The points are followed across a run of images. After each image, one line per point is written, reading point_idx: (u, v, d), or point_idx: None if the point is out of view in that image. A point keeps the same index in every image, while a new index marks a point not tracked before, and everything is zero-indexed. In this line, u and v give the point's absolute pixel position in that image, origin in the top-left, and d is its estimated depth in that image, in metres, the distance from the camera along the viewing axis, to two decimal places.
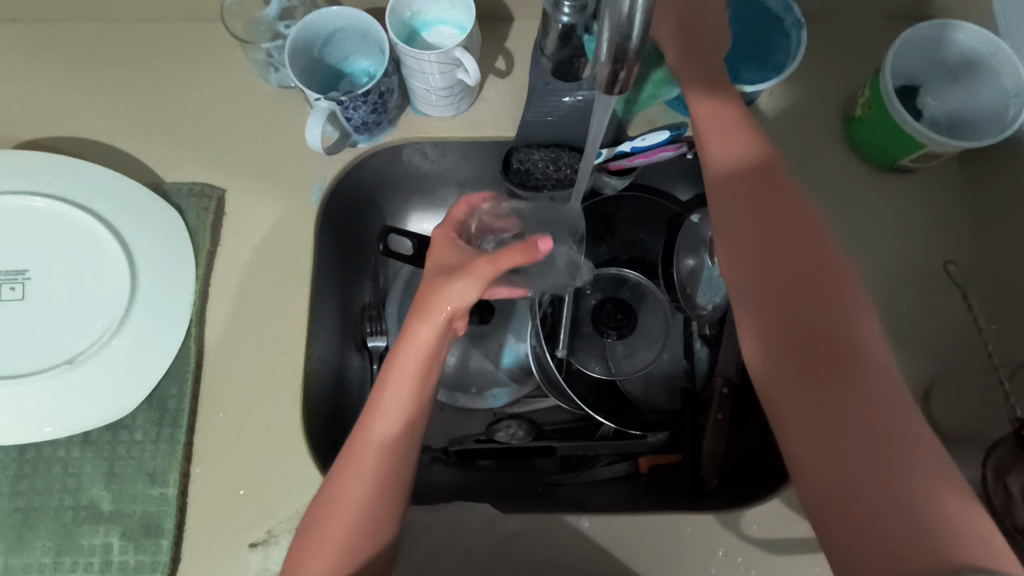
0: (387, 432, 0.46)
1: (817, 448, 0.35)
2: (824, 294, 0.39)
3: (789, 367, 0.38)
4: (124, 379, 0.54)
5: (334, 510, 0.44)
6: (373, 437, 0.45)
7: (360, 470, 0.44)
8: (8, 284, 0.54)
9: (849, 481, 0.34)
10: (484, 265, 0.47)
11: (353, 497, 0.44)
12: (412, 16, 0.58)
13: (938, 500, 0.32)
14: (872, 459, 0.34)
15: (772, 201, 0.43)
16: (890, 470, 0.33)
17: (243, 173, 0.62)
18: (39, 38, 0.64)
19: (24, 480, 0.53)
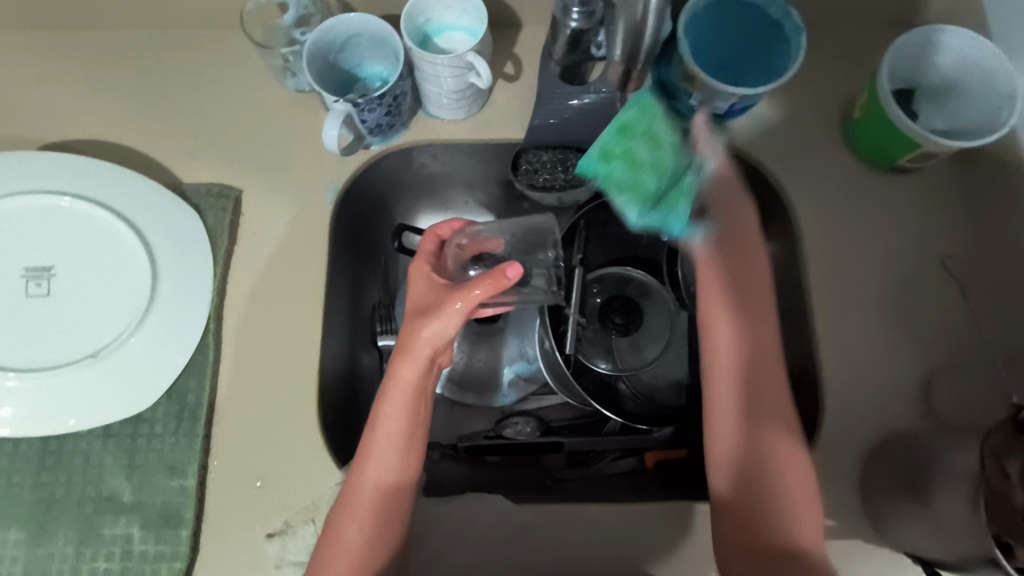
0: (386, 459, 0.49)
1: (738, 473, 0.49)
2: (772, 366, 0.51)
3: (737, 416, 0.50)
4: (145, 372, 0.55)
5: (342, 533, 0.48)
6: (372, 462, 0.49)
7: (363, 496, 0.48)
8: (33, 280, 0.55)
9: (758, 497, 0.48)
10: (455, 306, 0.48)
11: (359, 521, 0.48)
12: (426, 23, 0.60)
13: (805, 531, 0.47)
14: (769, 478, 0.48)
15: (748, 279, 0.54)
16: (779, 485, 0.48)
17: (259, 174, 0.64)
18: (61, 45, 0.66)
19: (47, 472, 0.54)
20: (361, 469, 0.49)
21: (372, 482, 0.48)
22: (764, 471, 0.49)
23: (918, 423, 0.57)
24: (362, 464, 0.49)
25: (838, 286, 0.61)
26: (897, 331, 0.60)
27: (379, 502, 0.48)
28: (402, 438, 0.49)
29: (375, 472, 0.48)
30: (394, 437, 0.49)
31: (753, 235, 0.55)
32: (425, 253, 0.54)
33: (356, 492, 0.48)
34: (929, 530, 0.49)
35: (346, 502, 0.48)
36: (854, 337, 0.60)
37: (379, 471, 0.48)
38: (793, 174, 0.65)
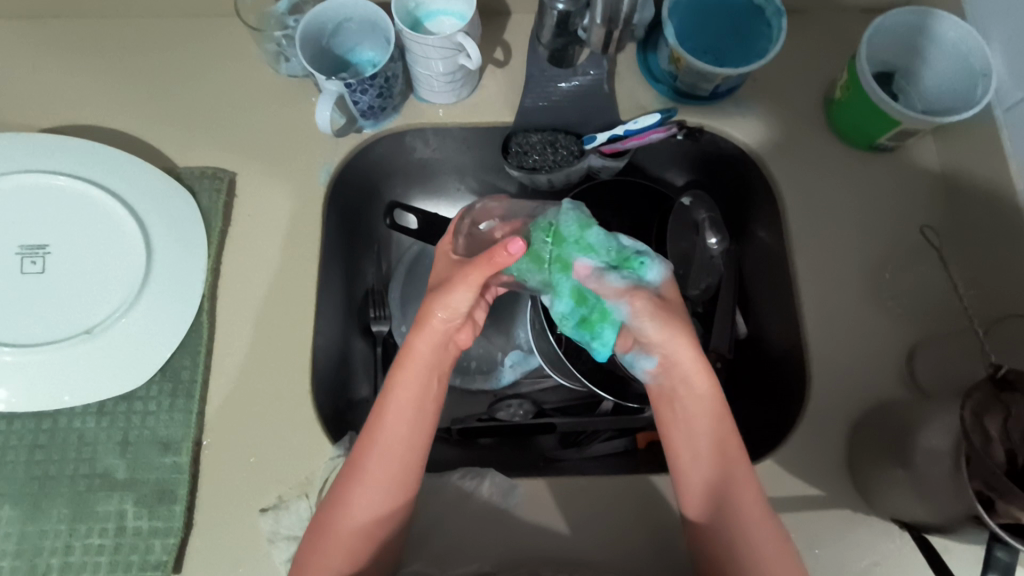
0: (396, 430, 0.52)
1: (706, 486, 0.53)
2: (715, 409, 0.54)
3: (693, 437, 0.54)
4: (140, 348, 0.56)
5: (349, 502, 0.50)
6: (382, 432, 0.51)
7: (373, 464, 0.51)
8: (28, 259, 0.56)
9: (726, 508, 0.51)
10: (465, 283, 0.52)
11: (367, 490, 0.50)
12: (416, 8, 0.61)
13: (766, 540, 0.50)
14: (734, 490, 0.52)
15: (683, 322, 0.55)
16: (739, 493, 0.52)
17: (253, 158, 0.64)
18: (57, 33, 0.67)
19: (41, 450, 0.55)
20: (360, 472, 0.50)
21: (383, 449, 0.51)
22: (729, 484, 0.52)
23: (903, 393, 0.58)
24: (371, 434, 0.51)
25: (822, 262, 0.63)
26: (880, 304, 0.61)
27: (388, 470, 0.51)
28: (413, 411, 0.52)
29: (378, 469, 0.50)
30: (403, 420, 0.52)
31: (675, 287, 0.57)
32: (443, 251, 0.59)
33: (366, 459, 0.51)
34: (910, 496, 0.50)
35: (354, 469, 0.51)
36: (838, 311, 0.61)
37: (384, 467, 0.51)
38: (777, 154, 0.66)
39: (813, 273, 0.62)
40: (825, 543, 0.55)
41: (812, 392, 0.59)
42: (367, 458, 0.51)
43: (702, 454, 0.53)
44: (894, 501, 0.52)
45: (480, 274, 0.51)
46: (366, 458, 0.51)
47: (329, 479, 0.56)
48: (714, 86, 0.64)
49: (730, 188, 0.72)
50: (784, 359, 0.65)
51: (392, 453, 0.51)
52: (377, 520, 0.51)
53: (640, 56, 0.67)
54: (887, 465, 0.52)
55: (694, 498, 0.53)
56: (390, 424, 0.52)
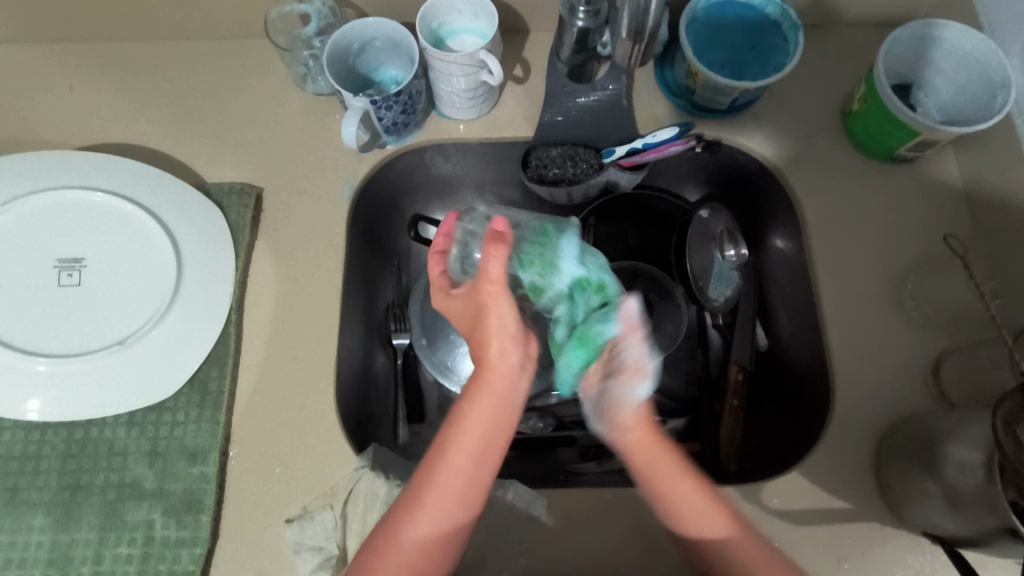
0: (459, 463, 0.47)
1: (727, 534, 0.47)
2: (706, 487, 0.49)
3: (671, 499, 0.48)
4: (170, 360, 0.57)
5: (413, 523, 0.46)
6: (446, 460, 0.46)
7: (432, 495, 0.46)
8: (65, 271, 0.58)
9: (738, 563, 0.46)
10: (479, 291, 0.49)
11: (422, 520, 0.46)
12: (439, 27, 0.63)
13: None
14: (747, 550, 0.46)
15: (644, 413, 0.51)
16: (752, 554, 0.46)
17: (279, 174, 0.66)
18: (93, 56, 0.70)
19: (73, 459, 0.56)
20: (418, 499, 0.46)
21: (442, 484, 0.46)
22: (738, 548, 0.47)
23: (928, 404, 0.57)
24: (438, 458, 0.47)
25: (844, 273, 0.63)
26: (904, 315, 0.61)
27: (450, 500, 0.46)
28: (480, 444, 0.47)
29: (436, 497, 0.46)
30: (469, 449, 0.47)
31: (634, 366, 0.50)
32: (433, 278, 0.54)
33: (428, 488, 0.46)
34: (943, 509, 0.48)
35: (412, 504, 0.46)
36: (861, 322, 0.61)
37: (439, 496, 0.46)
38: (796, 167, 0.66)
39: (834, 284, 0.62)
40: (855, 558, 0.54)
41: (837, 404, 0.58)
42: (424, 493, 0.46)
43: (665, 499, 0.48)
44: (923, 514, 0.51)
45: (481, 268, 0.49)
46: (423, 495, 0.46)
47: (352, 490, 0.56)
48: (732, 99, 0.64)
49: (748, 203, 0.72)
50: (807, 370, 0.64)
51: (452, 485, 0.46)
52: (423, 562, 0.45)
53: (657, 73, 0.69)
54: (916, 477, 0.51)
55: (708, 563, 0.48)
56: (453, 457, 0.47)
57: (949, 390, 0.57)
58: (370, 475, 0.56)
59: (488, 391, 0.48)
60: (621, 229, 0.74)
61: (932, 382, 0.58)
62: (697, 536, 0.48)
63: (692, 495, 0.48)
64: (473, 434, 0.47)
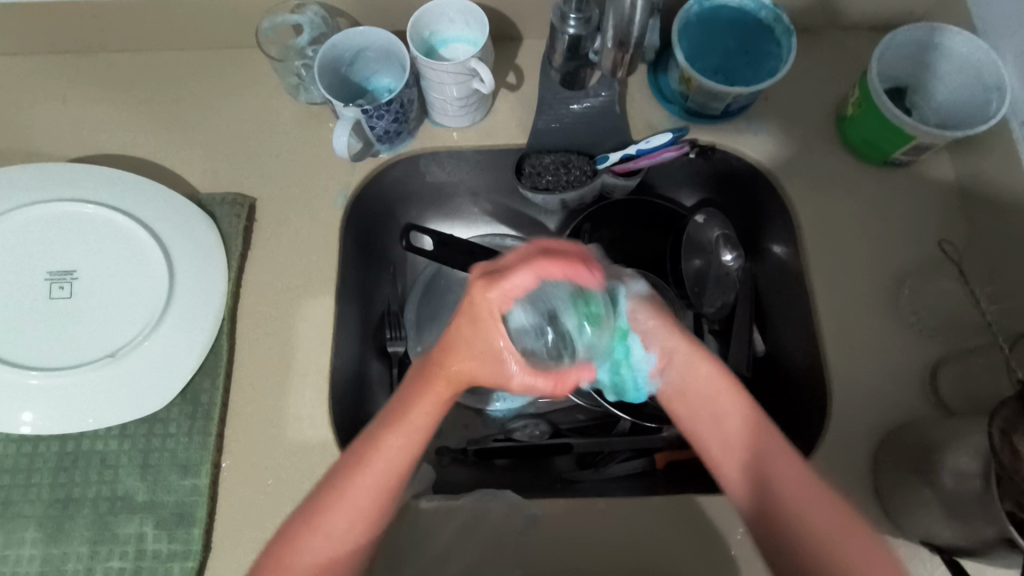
0: (393, 453, 0.47)
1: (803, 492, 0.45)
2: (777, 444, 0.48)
3: (735, 433, 0.49)
4: (162, 372, 0.56)
5: (336, 506, 0.46)
6: (382, 448, 0.47)
7: (360, 480, 0.46)
8: (57, 283, 0.58)
9: (782, 500, 0.45)
10: (498, 306, 0.46)
11: (348, 506, 0.46)
12: (430, 35, 0.63)
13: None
14: (781, 485, 0.45)
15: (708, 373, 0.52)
16: (788, 481, 0.46)
17: (272, 184, 0.66)
18: (86, 67, 0.70)
19: (65, 472, 0.55)
20: (343, 483, 0.46)
21: (376, 479, 0.46)
22: (773, 484, 0.46)
23: (926, 411, 0.57)
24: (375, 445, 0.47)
25: (839, 279, 0.62)
26: (900, 321, 0.60)
27: (371, 503, 0.46)
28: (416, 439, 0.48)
29: (362, 484, 0.46)
30: (406, 442, 0.47)
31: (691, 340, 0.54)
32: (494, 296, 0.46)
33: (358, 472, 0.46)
34: (941, 518, 0.48)
35: (339, 489, 0.46)
36: (858, 329, 0.60)
37: (364, 484, 0.46)
38: (791, 172, 0.66)
39: (830, 289, 0.62)
40: None
41: (834, 411, 0.58)
42: (352, 478, 0.46)
43: (733, 438, 0.48)
44: (921, 523, 0.50)
45: (512, 285, 0.46)
46: (350, 479, 0.46)
47: None
48: (726, 105, 0.64)
49: (739, 208, 0.72)
50: (803, 377, 0.64)
51: (377, 482, 0.46)
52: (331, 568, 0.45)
53: (651, 78, 0.68)
54: (913, 486, 0.50)
55: (761, 507, 0.46)
56: (391, 453, 0.47)
57: (947, 396, 0.57)
58: None
59: (435, 387, 0.49)
60: (616, 236, 0.72)
61: (930, 388, 0.57)
62: (778, 493, 0.45)
63: (761, 430, 0.48)
64: (406, 441, 0.47)
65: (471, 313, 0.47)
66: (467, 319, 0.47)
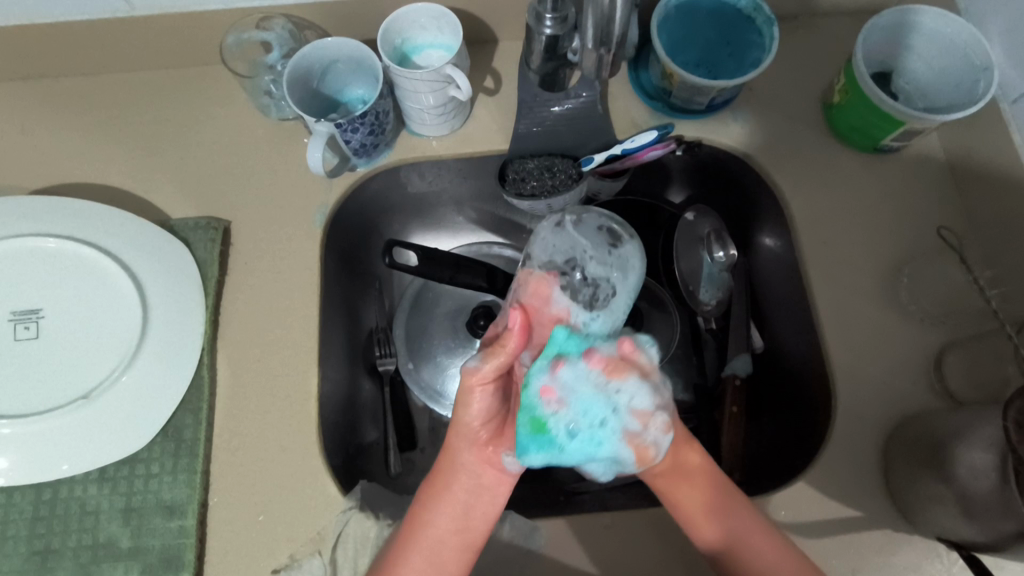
0: (472, 465, 0.45)
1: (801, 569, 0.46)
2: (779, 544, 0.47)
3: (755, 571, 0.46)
4: (138, 411, 0.53)
5: (436, 507, 0.45)
6: (460, 455, 0.45)
7: (448, 491, 0.45)
8: (21, 324, 0.55)
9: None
10: (478, 387, 0.42)
11: (437, 514, 0.45)
12: (403, 43, 0.60)
13: None
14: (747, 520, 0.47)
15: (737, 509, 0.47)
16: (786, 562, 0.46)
17: (247, 205, 0.63)
18: (44, 93, 0.67)
19: (42, 522, 0.53)
20: (438, 480, 0.46)
21: (453, 489, 0.45)
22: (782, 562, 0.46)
23: (934, 402, 0.56)
24: (452, 457, 0.45)
25: (836, 271, 0.61)
26: (901, 311, 0.59)
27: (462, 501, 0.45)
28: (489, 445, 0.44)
29: (451, 487, 0.45)
30: (485, 448, 0.44)
31: (687, 454, 0.47)
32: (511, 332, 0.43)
33: (444, 482, 0.45)
34: (957, 515, 0.47)
35: (431, 493, 0.45)
36: (858, 321, 0.59)
37: (455, 488, 0.45)
38: (782, 163, 0.64)
39: (828, 282, 0.60)
40: (867, 567, 0.52)
41: (841, 408, 0.56)
42: (443, 486, 0.45)
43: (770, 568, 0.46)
44: (936, 519, 0.49)
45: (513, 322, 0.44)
46: (442, 486, 0.45)
47: (341, 532, 0.53)
48: (709, 99, 0.62)
49: (731, 204, 0.70)
50: (802, 371, 0.62)
51: (466, 487, 0.45)
52: (457, 537, 0.45)
53: (631, 75, 0.67)
54: (927, 481, 0.49)
55: None
56: (466, 461, 0.45)
57: (953, 385, 0.55)
58: (359, 516, 0.54)
59: (472, 404, 0.43)
60: None
61: (936, 377, 0.56)
62: None
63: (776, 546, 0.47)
64: (480, 456, 0.45)
65: (459, 397, 0.43)
66: (461, 408, 0.44)
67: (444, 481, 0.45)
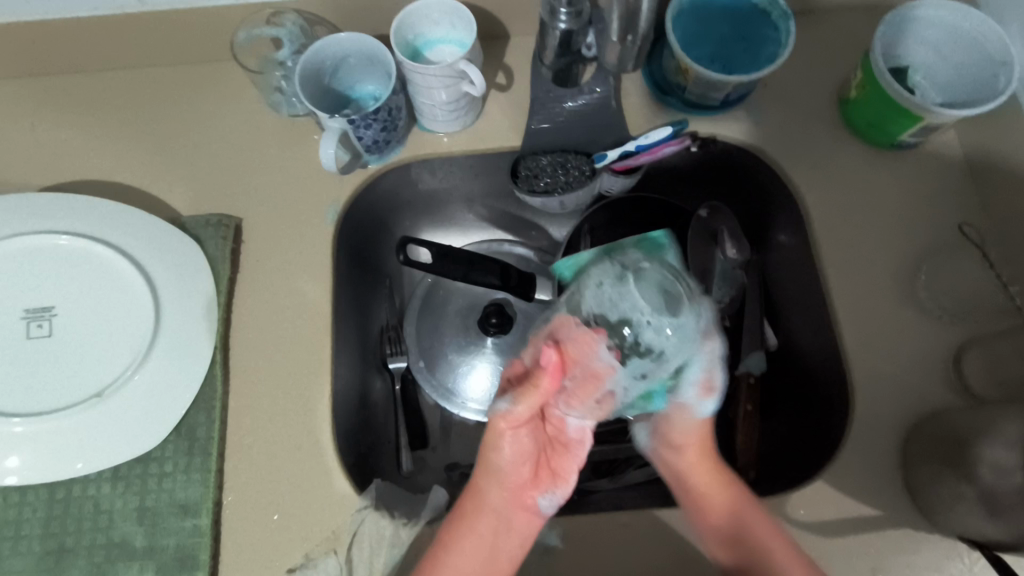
0: (503, 492, 0.48)
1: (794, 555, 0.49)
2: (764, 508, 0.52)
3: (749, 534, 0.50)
4: (151, 410, 0.53)
5: (467, 534, 0.48)
6: (492, 483, 0.48)
7: (481, 517, 0.48)
8: (34, 322, 0.54)
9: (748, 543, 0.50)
10: (508, 429, 0.46)
11: (468, 541, 0.47)
12: (415, 38, 0.60)
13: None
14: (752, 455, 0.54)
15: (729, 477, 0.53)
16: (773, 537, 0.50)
17: (258, 202, 0.63)
18: (53, 90, 0.66)
19: (56, 521, 0.52)
20: (469, 509, 0.48)
21: (482, 520, 0.48)
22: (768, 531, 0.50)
23: (953, 400, 0.55)
24: (481, 486, 0.48)
25: (853, 268, 0.60)
26: (919, 308, 0.58)
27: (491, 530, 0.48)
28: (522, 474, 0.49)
29: (484, 513, 0.48)
30: (517, 478, 0.48)
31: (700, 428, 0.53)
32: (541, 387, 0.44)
33: (476, 509, 0.48)
34: (980, 514, 0.46)
35: (461, 520, 0.48)
36: (876, 319, 0.58)
37: (487, 514, 0.48)
38: (798, 159, 0.64)
39: (845, 279, 0.60)
40: (887, 567, 0.52)
41: (859, 406, 0.56)
42: (474, 513, 0.48)
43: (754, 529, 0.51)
44: (957, 518, 0.49)
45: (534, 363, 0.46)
46: (474, 515, 0.48)
47: (356, 532, 0.53)
48: (724, 95, 0.62)
49: (747, 201, 0.70)
50: (818, 369, 0.62)
51: (495, 518, 0.48)
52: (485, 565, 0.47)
53: (645, 70, 0.66)
54: (949, 481, 0.48)
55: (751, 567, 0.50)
56: (497, 489, 0.48)
57: (973, 383, 0.55)
58: (375, 515, 0.53)
59: (506, 440, 0.47)
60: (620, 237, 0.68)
61: (956, 375, 0.56)
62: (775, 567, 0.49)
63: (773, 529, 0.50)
64: (512, 486, 0.49)
65: (491, 440, 0.47)
66: (492, 451, 0.47)
67: (474, 510, 0.48)
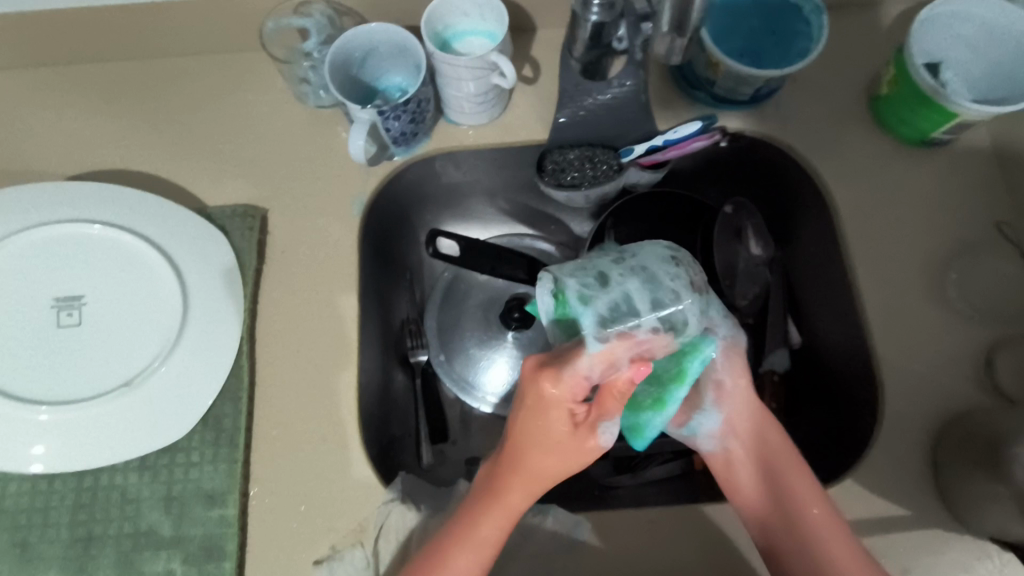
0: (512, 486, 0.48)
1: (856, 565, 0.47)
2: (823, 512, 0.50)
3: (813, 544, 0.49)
4: (179, 400, 0.53)
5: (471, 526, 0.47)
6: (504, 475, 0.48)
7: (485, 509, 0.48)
8: (63, 310, 0.54)
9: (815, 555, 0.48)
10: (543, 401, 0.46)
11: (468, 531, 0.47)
12: (444, 29, 0.59)
13: None
14: (785, 471, 0.52)
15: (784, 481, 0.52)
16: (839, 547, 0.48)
17: (284, 193, 0.63)
18: (79, 78, 0.66)
19: (84, 509, 0.52)
20: (478, 499, 0.48)
21: (488, 512, 0.48)
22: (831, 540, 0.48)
23: (983, 400, 0.55)
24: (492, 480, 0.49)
25: (883, 266, 0.60)
26: (949, 308, 0.58)
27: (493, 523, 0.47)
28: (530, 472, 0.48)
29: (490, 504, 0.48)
30: (526, 474, 0.48)
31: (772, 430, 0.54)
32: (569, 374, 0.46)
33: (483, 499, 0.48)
34: (1014, 514, 0.46)
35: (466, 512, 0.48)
36: (906, 317, 0.58)
37: (492, 505, 0.48)
38: (828, 156, 0.63)
39: (876, 277, 0.59)
40: None
41: (889, 405, 0.55)
42: (481, 506, 0.48)
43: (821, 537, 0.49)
44: (990, 518, 0.48)
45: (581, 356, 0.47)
46: (481, 507, 0.48)
47: (383, 525, 0.53)
48: (755, 89, 0.61)
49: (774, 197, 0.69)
50: (845, 368, 0.61)
51: (500, 512, 0.48)
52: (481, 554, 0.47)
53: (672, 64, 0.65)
54: (982, 480, 0.48)
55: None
56: (508, 483, 0.48)
57: (1004, 383, 0.55)
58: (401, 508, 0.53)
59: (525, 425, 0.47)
60: (642, 233, 0.67)
61: (987, 375, 0.55)
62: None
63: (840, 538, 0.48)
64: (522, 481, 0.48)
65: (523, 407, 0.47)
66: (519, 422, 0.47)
67: (480, 503, 0.48)
